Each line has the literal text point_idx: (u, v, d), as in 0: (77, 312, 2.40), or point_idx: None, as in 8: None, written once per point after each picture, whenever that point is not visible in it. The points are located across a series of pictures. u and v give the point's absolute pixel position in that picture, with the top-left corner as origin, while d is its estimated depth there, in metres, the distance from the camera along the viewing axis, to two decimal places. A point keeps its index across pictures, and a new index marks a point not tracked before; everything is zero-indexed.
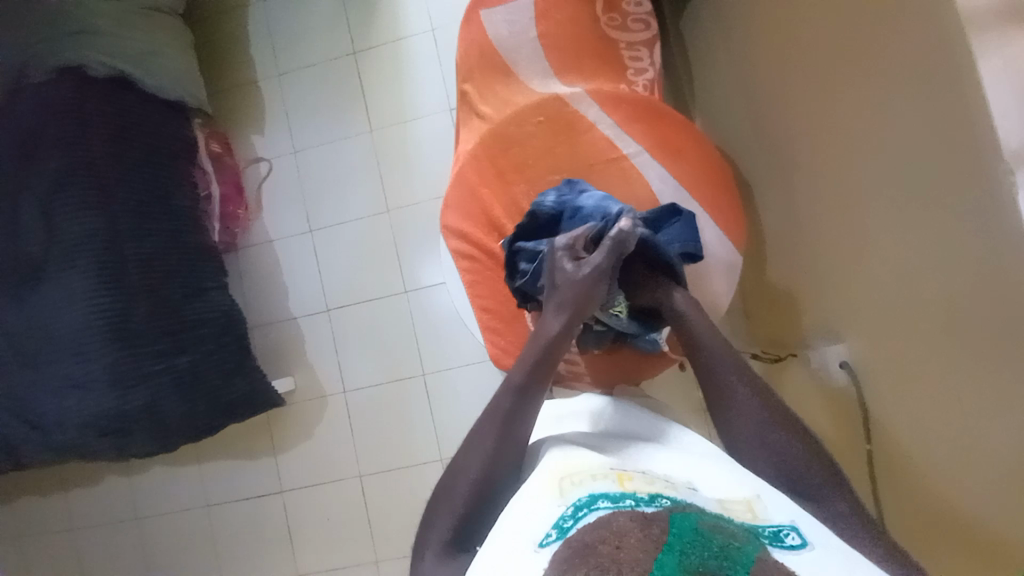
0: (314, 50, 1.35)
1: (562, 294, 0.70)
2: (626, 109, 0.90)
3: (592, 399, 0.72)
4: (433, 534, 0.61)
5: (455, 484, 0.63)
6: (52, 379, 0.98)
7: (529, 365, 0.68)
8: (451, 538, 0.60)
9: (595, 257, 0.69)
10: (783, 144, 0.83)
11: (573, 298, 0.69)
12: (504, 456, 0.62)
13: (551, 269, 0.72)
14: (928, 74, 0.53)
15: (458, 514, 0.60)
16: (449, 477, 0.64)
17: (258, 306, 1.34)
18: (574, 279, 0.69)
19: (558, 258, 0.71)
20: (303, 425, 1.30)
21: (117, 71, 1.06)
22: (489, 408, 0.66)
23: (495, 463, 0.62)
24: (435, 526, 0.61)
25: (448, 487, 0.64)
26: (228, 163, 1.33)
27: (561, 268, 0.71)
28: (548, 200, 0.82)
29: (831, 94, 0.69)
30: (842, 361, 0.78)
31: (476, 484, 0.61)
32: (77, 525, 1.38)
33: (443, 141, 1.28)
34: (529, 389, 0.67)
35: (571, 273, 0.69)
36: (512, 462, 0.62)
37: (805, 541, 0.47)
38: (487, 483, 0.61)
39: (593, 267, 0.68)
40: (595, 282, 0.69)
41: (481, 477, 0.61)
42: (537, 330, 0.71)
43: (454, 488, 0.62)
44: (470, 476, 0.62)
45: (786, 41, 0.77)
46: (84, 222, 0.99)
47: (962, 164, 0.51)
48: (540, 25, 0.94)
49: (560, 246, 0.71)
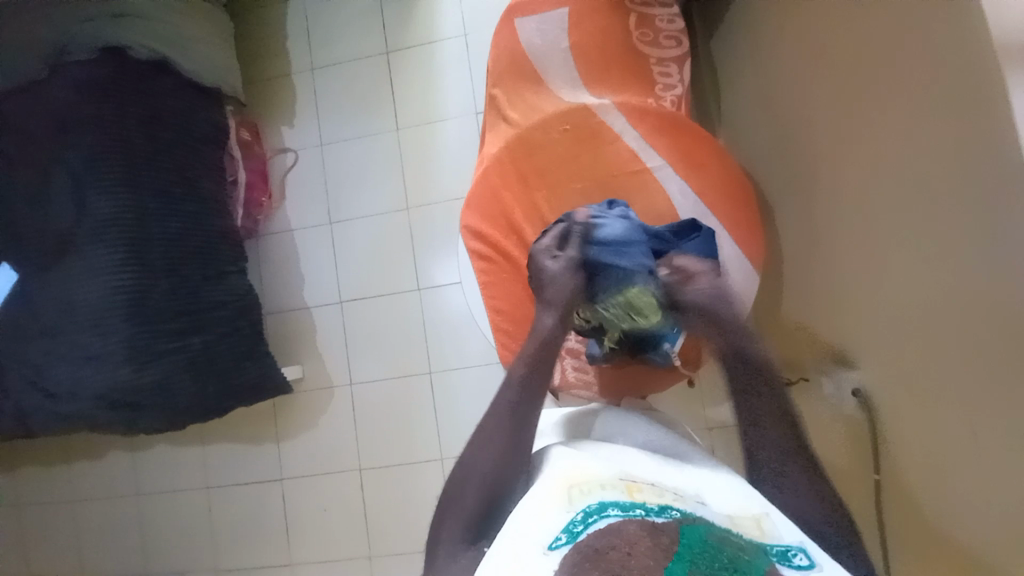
0: (348, 47, 1.37)
1: (546, 292, 0.73)
2: (652, 123, 0.91)
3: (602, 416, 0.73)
4: (445, 530, 0.60)
5: (465, 485, 0.62)
6: (69, 349, 1.01)
7: (528, 361, 0.68)
8: (467, 530, 0.59)
9: (569, 252, 0.74)
10: (807, 167, 0.84)
11: (556, 293, 0.72)
12: (514, 453, 0.62)
13: (535, 266, 0.76)
14: (959, 105, 0.53)
15: (471, 513, 0.60)
16: (458, 480, 0.63)
17: (274, 292, 1.36)
18: (554, 273, 0.73)
19: (540, 255, 0.76)
20: (308, 415, 1.31)
21: (159, 56, 1.10)
22: (493, 407, 0.66)
23: (505, 462, 0.62)
24: (447, 523, 0.60)
25: (458, 486, 0.63)
26: (256, 152, 1.36)
27: (542, 267, 0.75)
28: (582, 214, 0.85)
29: (857, 120, 0.69)
30: (857, 387, 0.77)
31: (487, 481, 0.61)
32: (76, 498, 1.39)
33: (467, 143, 1.30)
34: (531, 385, 0.66)
35: (550, 265, 0.74)
36: (520, 462, 0.62)
37: (813, 563, 0.46)
38: (498, 481, 0.61)
39: (567, 260, 0.73)
40: (569, 274, 0.73)
41: (492, 471, 0.61)
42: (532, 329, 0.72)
43: (467, 485, 0.62)
44: (481, 474, 0.61)
45: (815, 65, 0.78)
46: (114, 200, 1.01)
47: (987, 194, 0.51)
48: (572, 36, 0.96)
49: (539, 247, 0.77)
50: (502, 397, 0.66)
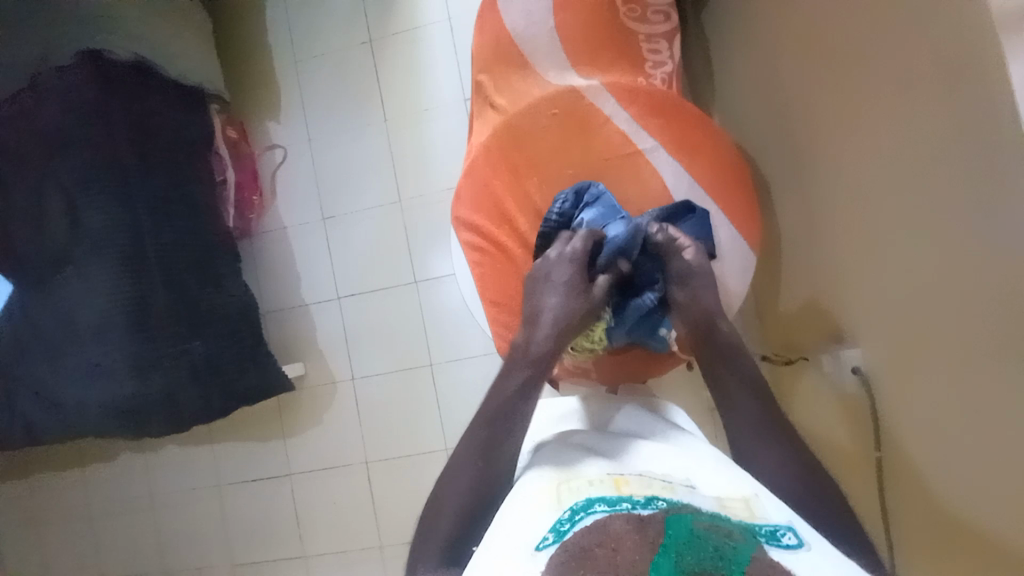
0: (330, 38, 1.34)
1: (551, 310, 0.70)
2: (642, 103, 0.89)
3: (565, 402, 0.76)
4: (428, 546, 0.58)
5: (445, 500, 0.60)
6: (72, 368, 1.01)
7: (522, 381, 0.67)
8: (447, 546, 0.57)
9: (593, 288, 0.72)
10: (802, 142, 0.81)
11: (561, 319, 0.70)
12: (494, 467, 0.61)
13: (548, 271, 0.73)
14: (955, 72, 0.51)
15: (448, 528, 0.58)
16: (439, 493, 0.62)
17: (270, 292, 1.36)
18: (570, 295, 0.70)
19: (563, 267, 0.72)
20: (313, 411, 1.32)
21: (133, 56, 1.08)
22: (475, 418, 0.65)
23: (487, 468, 0.61)
24: (428, 539, 0.59)
25: (439, 499, 0.61)
26: (244, 151, 1.33)
27: (554, 279, 0.72)
28: (554, 210, 0.85)
29: (852, 93, 0.67)
30: (856, 366, 0.75)
31: (469, 498, 0.60)
32: (91, 501, 1.42)
33: (457, 131, 1.28)
34: (516, 405, 0.65)
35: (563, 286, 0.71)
36: (504, 469, 0.61)
37: (802, 541, 0.46)
38: (482, 494, 0.60)
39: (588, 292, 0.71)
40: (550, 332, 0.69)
41: (474, 485, 0.60)
42: (523, 345, 0.69)
43: (447, 501, 0.60)
44: (460, 493, 0.60)
45: (806, 36, 0.75)
46: (107, 214, 1.00)
47: (986, 161, 0.49)
48: (556, 16, 0.93)
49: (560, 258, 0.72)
50: (484, 404, 0.66)
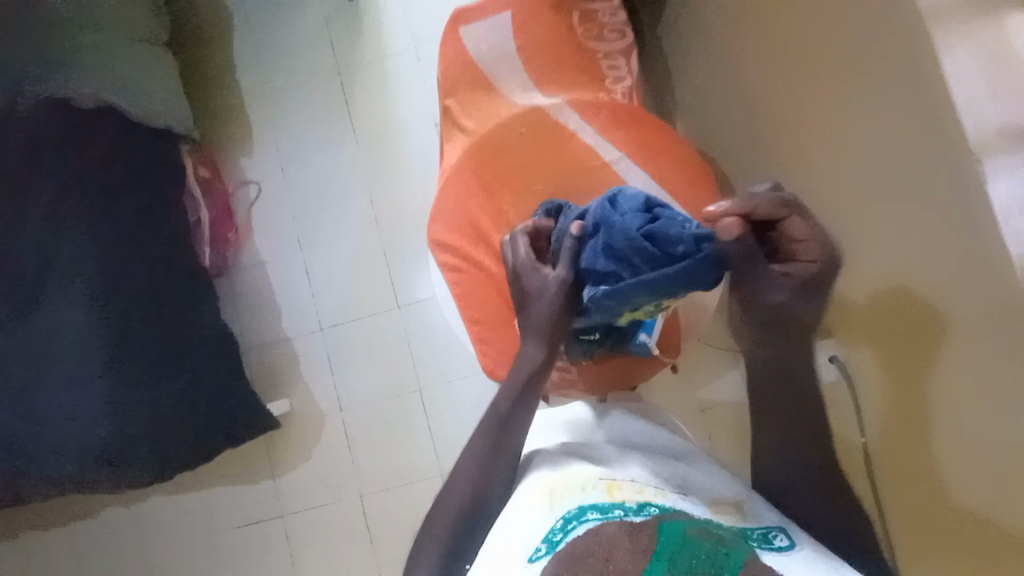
0: (299, 72, 1.36)
1: (536, 319, 0.67)
2: (607, 117, 0.93)
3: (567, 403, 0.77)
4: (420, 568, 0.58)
5: (445, 508, 0.60)
6: (47, 411, 0.97)
7: (516, 391, 0.66)
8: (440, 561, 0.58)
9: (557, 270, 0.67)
10: (761, 145, 0.85)
11: (547, 322, 0.66)
12: (494, 467, 0.62)
13: (516, 288, 0.70)
14: (900, 72, 0.54)
15: (444, 539, 0.58)
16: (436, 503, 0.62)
17: (251, 328, 1.34)
18: (543, 296, 0.67)
19: (522, 276, 0.69)
20: (301, 446, 1.30)
21: (103, 102, 1.09)
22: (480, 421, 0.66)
23: (487, 477, 0.61)
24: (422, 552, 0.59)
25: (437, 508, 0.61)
26: (217, 188, 1.34)
27: (528, 286, 0.68)
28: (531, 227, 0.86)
29: (804, 96, 0.71)
30: (835, 355, 0.73)
31: (468, 500, 0.60)
32: (72, 561, 1.35)
33: (430, 153, 1.30)
34: (523, 398, 0.65)
35: (534, 288, 0.68)
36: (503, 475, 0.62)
37: (792, 542, 0.49)
38: (483, 503, 0.60)
39: (557, 280, 0.66)
40: (537, 350, 0.67)
41: (471, 494, 0.60)
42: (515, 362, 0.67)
43: (443, 511, 0.60)
44: (460, 496, 0.60)
45: (758, 45, 0.79)
46: (83, 247, 1.02)
47: (937, 154, 0.52)
48: (518, 39, 0.96)
49: (520, 265, 0.70)
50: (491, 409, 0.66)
